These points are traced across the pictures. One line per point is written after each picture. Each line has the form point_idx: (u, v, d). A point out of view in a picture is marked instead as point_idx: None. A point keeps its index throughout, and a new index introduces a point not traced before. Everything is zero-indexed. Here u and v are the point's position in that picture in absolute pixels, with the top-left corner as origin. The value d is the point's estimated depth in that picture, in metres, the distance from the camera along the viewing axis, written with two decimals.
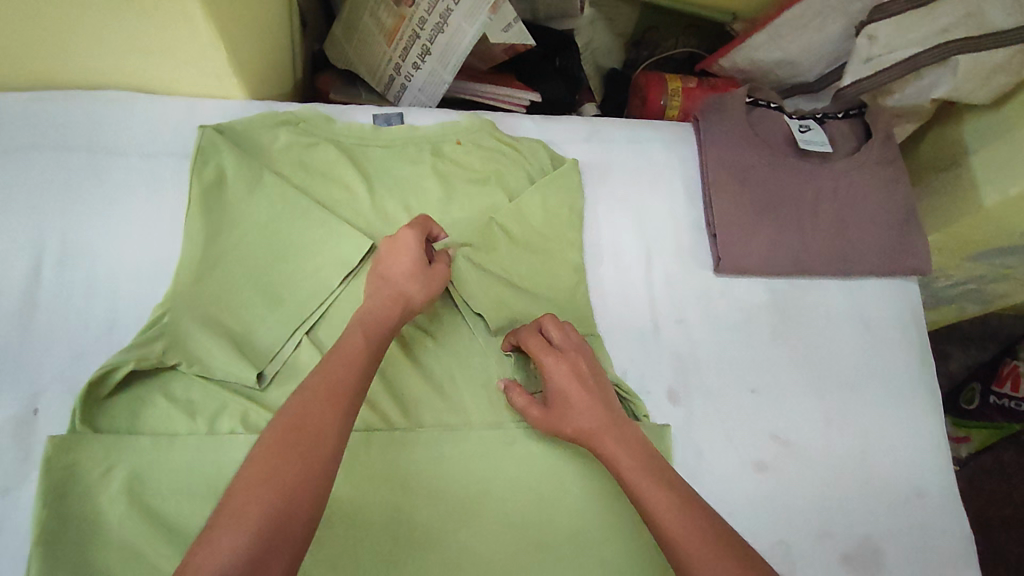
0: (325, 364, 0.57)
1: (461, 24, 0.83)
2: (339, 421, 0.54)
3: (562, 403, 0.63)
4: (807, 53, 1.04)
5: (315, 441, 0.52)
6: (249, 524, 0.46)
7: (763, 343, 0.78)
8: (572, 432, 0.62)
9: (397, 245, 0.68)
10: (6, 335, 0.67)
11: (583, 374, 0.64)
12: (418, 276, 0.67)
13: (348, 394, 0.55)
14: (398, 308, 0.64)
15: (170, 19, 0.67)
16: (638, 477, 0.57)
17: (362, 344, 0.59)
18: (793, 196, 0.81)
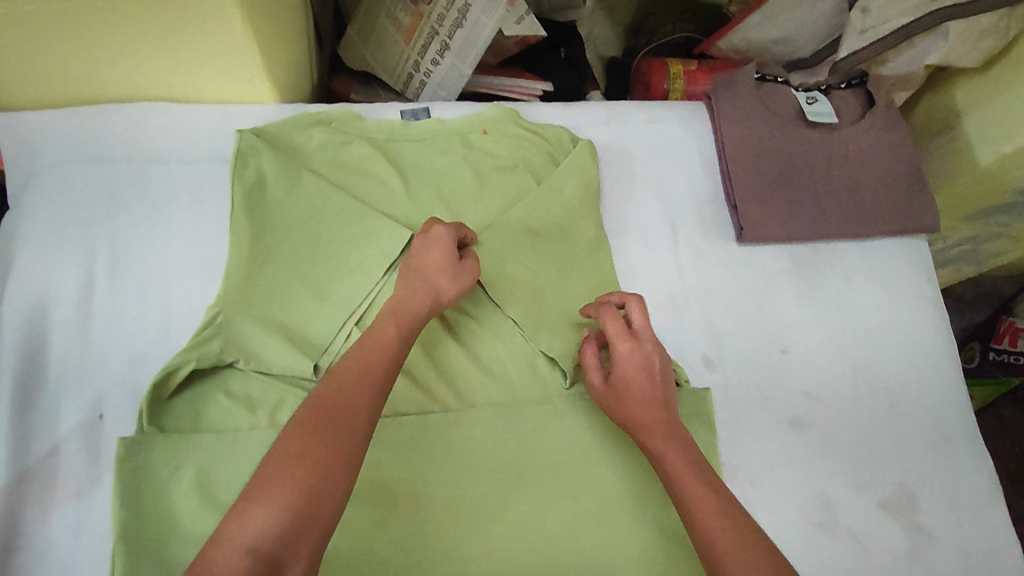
0: (360, 350, 0.60)
1: (479, 19, 0.86)
2: (373, 405, 0.57)
3: (628, 387, 0.65)
4: (802, 30, 1.09)
5: (347, 422, 0.54)
6: (283, 496, 0.49)
7: (788, 306, 0.82)
8: (626, 418, 0.64)
9: (433, 239, 0.70)
10: (68, 343, 0.70)
11: (651, 366, 0.66)
12: (448, 271, 0.69)
13: (382, 379, 0.58)
14: (428, 300, 0.67)
15: (208, 27, 0.70)
16: (687, 480, 0.59)
17: (395, 332, 0.62)
18: (806, 164, 0.85)
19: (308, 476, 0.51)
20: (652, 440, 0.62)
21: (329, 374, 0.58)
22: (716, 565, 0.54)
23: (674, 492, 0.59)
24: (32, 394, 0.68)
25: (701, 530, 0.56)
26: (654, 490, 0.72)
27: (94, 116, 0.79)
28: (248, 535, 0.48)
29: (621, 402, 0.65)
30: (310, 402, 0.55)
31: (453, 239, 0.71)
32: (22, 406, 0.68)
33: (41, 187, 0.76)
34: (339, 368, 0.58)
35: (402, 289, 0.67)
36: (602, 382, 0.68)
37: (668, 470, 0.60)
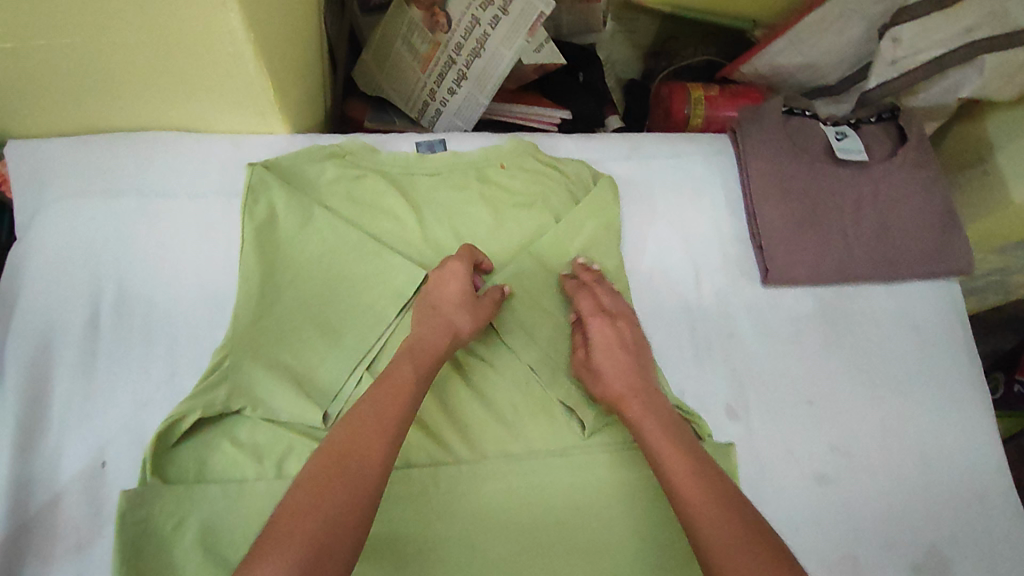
0: (376, 391, 0.58)
1: (498, 49, 0.85)
2: (389, 449, 0.55)
3: (604, 360, 0.70)
4: (828, 57, 1.05)
5: (364, 465, 0.53)
6: (296, 550, 0.47)
7: (815, 353, 0.79)
8: (604, 394, 0.69)
9: (448, 275, 0.71)
10: (72, 386, 0.69)
11: (624, 338, 0.71)
12: (465, 305, 0.69)
13: (399, 421, 0.57)
14: (450, 336, 0.67)
15: (220, 60, 0.68)
16: (659, 440, 0.62)
17: (414, 372, 0.61)
18: (836, 203, 0.82)
19: (322, 520, 0.49)
20: (629, 408, 0.66)
21: (346, 416, 0.56)
22: (687, 514, 0.56)
23: (652, 455, 0.62)
24: (34, 440, 0.66)
25: (672, 484, 0.59)
26: (674, 549, 0.69)
27: (101, 147, 0.77)
28: None
29: (601, 378, 0.70)
30: (324, 446, 0.54)
31: (469, 272, 0.71)
32: (23, 451, 0.66)
33: (46, 221, 0.74)
34: (355, 409, 0.57)
35: (420, 325, 0.67)
36: (584, 359, 0.73)
37: (643, 435, 0.64)
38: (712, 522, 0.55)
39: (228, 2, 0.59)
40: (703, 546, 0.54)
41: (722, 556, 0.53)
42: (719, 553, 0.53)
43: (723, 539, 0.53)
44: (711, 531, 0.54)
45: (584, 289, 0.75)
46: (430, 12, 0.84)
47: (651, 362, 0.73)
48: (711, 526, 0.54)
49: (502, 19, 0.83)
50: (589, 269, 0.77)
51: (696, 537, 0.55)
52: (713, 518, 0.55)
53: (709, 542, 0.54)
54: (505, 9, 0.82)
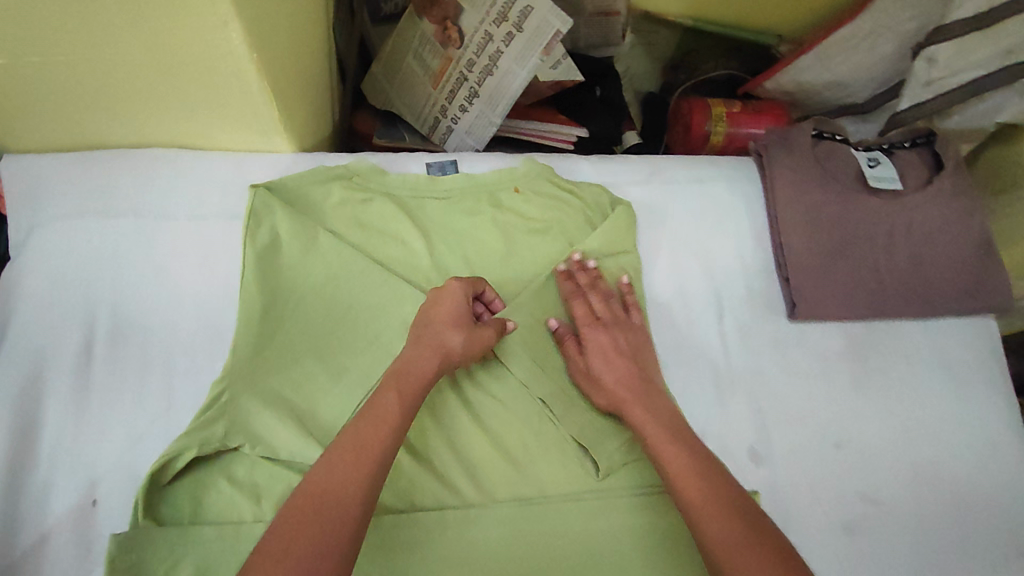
0: (356, 428, 0.55)
1: (511, 67, 0.81)
2: (364, 494, 0.52)
3: (601, 370, 0.69)
4: (857, 76, 1.01)
5: (335, 514, 0.50)
6: None
7: (844, 393, 0.75)
8: (604, 401, 0.69)
9: (447, 296, 0.66)
10: (63, 418, 0.66)
11: (617, 344, 0.70)
12: (459, 329, 0.65)
13: (377, 461, 0.54)
14: (439, 363, 0.62)
15: (223, 80, 0.65)
16: (662, 441, 0.62)
17: (397, 407, 0.57)
18: (866, 234, 0.77)
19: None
20: (630, 413, 0.66)
21: (322, 458, 0.53)
22: (692, 514, 0.56)
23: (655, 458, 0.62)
24: (23, 475, 0.64)
25: (676, 484, 0.59)
26: None
27: (98, 165, 0.74)
28: None
29: (600, 386, 0.69)
30: (296, 493, 0.51)
31: (467, 293, 0.67)
32: (11, 487, 0.63)
33: (40, 242, 0.71)
34: (331, 449, 0.54)
35: (407, 349, 0.63)
36: (580, 367, 0.71)
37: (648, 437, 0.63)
38: (717, 525, 0.54)
39: (230, 21, 0.56)
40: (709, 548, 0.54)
41: (728, 558, 0.52)
42: (725, 554, 0.53)
43: (729, 541, 0.53)
44: (716, 534, 0.54)
45: (575, 294, 0.72)
46: (442, 26, 0.83)
47: (653, 361, 0.71)
48: (715, 527, 0.54)
49: (516, 35, 0.80)
50: (586, 268, 0.73)
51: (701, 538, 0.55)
52: (716, 521, 0.54)
53: (716, 545, 0.53)
54: (519, 26, 0.79)
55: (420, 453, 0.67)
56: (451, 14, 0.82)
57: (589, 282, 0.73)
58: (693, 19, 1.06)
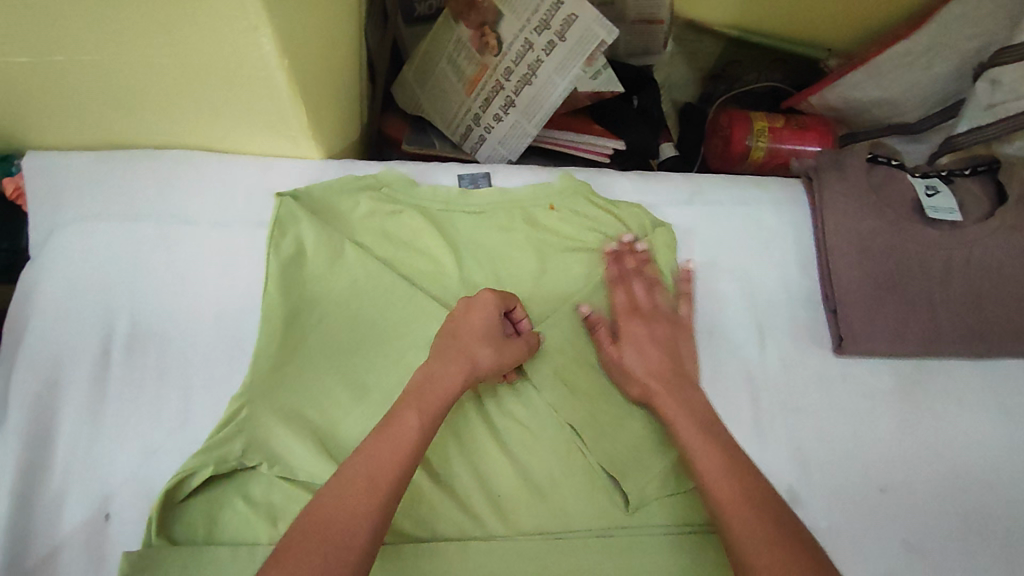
0: (372, 448, 0.52)
1: (551, 77, 0.78)
2: (377, 523, 0.49)
3: (637, 358, 0.67)
4: (910, 93, 0.95)
5: (346, 547, 0.47)
6: None
7: (889, 434, 0.71)
8: (634, 390, 0.66)
9: (475, 306, 0.63)
10: (77, 428, 0.64)
11: (655, 334, 0.68)
12: (488, 342, 0.62)
13: (392, 487, 0.50)
14: (465, 378, 0.60)
15: (251, 86, 0.62)
16: (692, 437, 0.60)
17: (417, 426, 0.54)
18: (922, 267, 0.73)
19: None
20: (662, 403, 0.64)
21: (331, 483, 0.50)
22: (716, 506, 0.55)
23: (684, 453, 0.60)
24: (35, 486, 0.62)
25: (703, 475, 0.57)
26: None
27: (122, 166, 0.72)
28: None
29: (631, 375, 0.67)
30: (303, 520, 0.48)
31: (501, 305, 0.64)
32: (22, 498, 0.61)
33: (62, 243, 0.70)
34: (342, 474, 0.51)
35: (432, 361, 0.60)
36: (613, 354, 0.68)
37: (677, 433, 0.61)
38: (744, 519, 0.52)
39: (261, 26, 0.54)
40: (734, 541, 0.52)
41: (747, 547, 0.51)
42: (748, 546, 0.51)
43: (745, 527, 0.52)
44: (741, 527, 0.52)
45: (619, 280, 0.71)
46: (480, 32, 0.80)
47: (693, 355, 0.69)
48: (734, 512, 0.53)
49: (558, 45, 0.76)
50: (634, 250, 0.72)
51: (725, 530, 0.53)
52: (741, 515, 0.53)
53: (736, 533, 0.52)
54: (561, 35, 0.76)
55: (443, 479, 0.64)
56: (490, 19, 0.79)
57: (635, 266, 0.71)
58: (741, 29, 1.03)
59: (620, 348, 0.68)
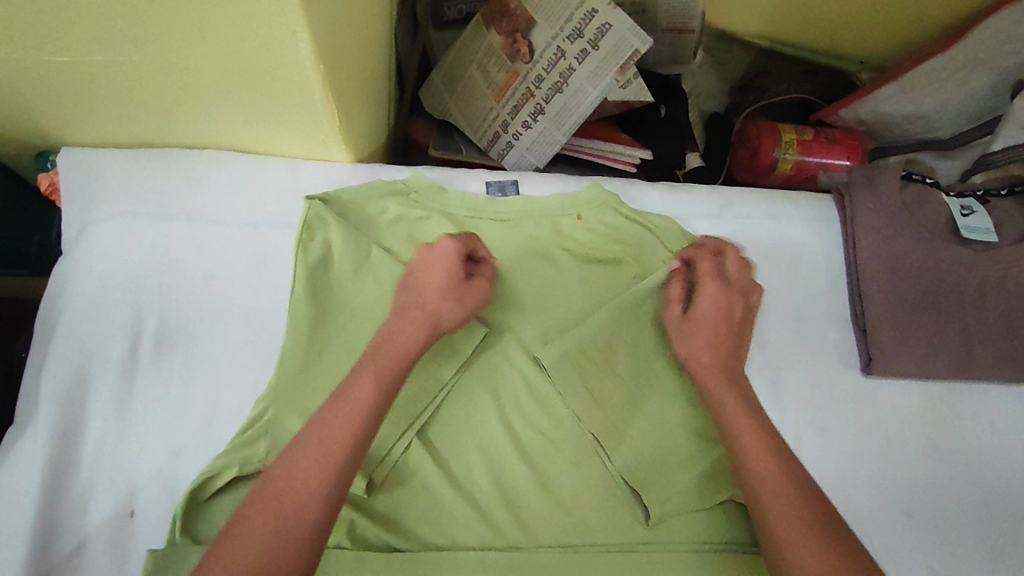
0: (327, 412, 0.52)
1: (582, 85, 0.78)
2: (330, 491, 0.49)
3: (704, 329, 0.66)
4: (944, 110, 0.94)
5: (295, 516, 0.47)
6: (247, 561, 0.45)
7: (916, 458, 0.70)
8: (690, 354, 0.65)
9: (434, 256, 0.63)
10: (104, 425, 0.65)
11: (732, 309, 0.66)
12: (449, 293, 0.62)
13: (346, 455, 0.50)
14: (427, 333, 0.59)
15: (286, 89, 0.62)
16: (739, 420, 0.60)
17: (375, 392, 0.53)
18: (955, 289, 0.72)
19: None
20: (710, 382, 0.63)
21: (286, 452, 0.50)
22: (756, 488, 0.55)
23: (727, 437, 0.59)
24: (64, 479, 0.63)
25: (746, 462, 0.57)
26: None
27: (155, 165, 0.72)
28: None
29: (690, 345, 0.65)
30: (258, 489, 0.48)
31: (457, 252, 0.63)
32: (51, 490, 0.62)
33: (93, 240, 0.71)
34: (298, 443, 0.50)
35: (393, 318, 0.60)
36: (681, 317, 0.67)
37: (723, 414, 0.61)
38: (784, 503, 0.53)
39: (298, 31, 0.54)
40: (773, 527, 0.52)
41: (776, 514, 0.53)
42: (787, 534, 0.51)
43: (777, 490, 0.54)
44: (781, 514, 0.52)
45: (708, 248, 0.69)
46: (512, 39, 0.79)
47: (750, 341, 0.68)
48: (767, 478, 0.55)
49: (591, 53, 0.76)
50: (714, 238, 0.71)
51: (762, 515, 0.53)
52: (781, 504, 0.53)
53: (766, 499, 0.54)
54: (595, 43, 0.75)
55: (464, 488, 0.64)
56: (522, 27, 0.79)
57: (719, 245, 0.70)
58: (772, 40, 1.03)
59: (693, 314, 0.66)
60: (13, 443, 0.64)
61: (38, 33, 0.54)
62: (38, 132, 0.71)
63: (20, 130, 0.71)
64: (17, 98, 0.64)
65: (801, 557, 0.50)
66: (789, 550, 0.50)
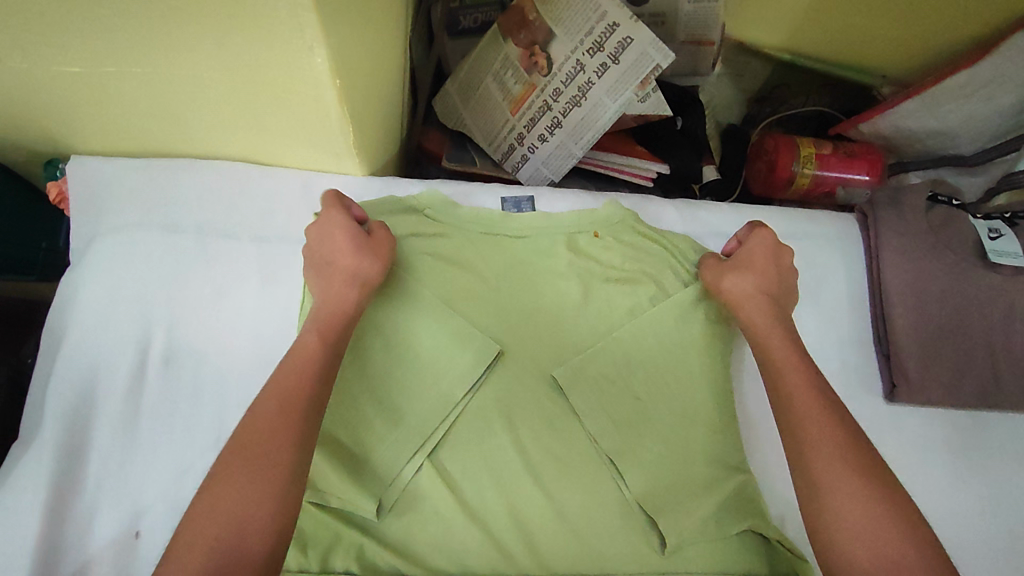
0: (283, 369, 0.54)
1: (601, 99, 0.77)
2: (297, 438, 0.51)
3: (751, 261, 0.68)
4: (968, 127, 0.91)
5: (269, 463, 0.49)
6: (228, 505, 0.47)
7: (941, 487, 0.68)
8: (730, 284, 0.66)
9: (328, 226, 0.63)
10: (109, 444, 0.63)
11: (779, 251, 0.69)
12: (362, 249, 0.62)
13: (307, 401, 0.53)
14: (356, 290, 0.61)
15: (302, 102, 0.61)
16: (785, 360, 0.61)
17: (319, 344, 0.56)
18: (983, 315, 0.70)
19: (224, 531, 0.46)
20: (751, 314, 0.65)
21: (249, 410, 0.52)
22: (792, 417, 0.57)
23: (772, 374, 0.61)
24: (68, 497, 0.62)
25: (783, 389, 0.59)
26: None
27: (164, 176, 0.71)
28: (192, 553, 0.45)
29: (742, 272, 0.66)
30: (227, 447, 0.50)
31: (343, 216, 0.63)
32: (55, 509, 0.61)
33: (101, 252, 0.69)
34: (258, 400, 0.52)
35: (319, 285, 0.61)
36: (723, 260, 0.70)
37: (770, 350, 0.62)
38: (821, 430, 0.55)
39: (316, 46, 0.52)
40: (809, 461, 0.54)
41: (813, 438, 0.55)
42: (824, 470, 0.53)
43: (815, 416, 0.56)
44: (819, 449, 0.55)
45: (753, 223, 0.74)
46: (529, 52, 0.78)
47: (795, 300, 0.68)
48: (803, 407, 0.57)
49: (610, 67, 0.75)
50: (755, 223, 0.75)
51: (800, 446, 0.56)
52: (821, 438, 0.55)
53: (802, 423, 0.56)
54: (615, 58, 0.74)
55: (476, 514, 0.62)
56: (540, 39, 0.77)
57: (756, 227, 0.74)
58: (791, 53, 1.01)
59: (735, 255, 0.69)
60: (16, 459, 0.63)
61: (52, 43, 0.53)
62: (47, 140, 0.70)
63: (29, 138, 0.70)
64: (27, 106, 0.63)
65: (833, 478, 0.53)
66: (825, 486, 0.53)
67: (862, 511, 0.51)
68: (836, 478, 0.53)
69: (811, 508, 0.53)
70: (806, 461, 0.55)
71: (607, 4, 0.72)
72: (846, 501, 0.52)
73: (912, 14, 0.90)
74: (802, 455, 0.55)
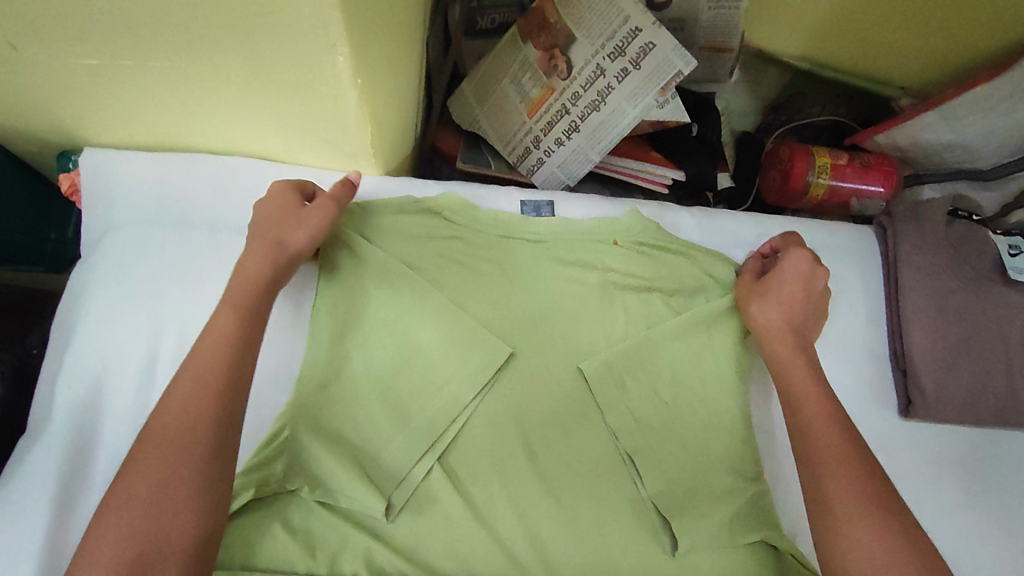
0: (195, 350, 0.55)
1: (620, 104, 0.76)
2: (213, 418, 0.51)
3: (781, 291, 0.66)
4: (988, 139, 0.89)
5: (183, 443, 0.49)
6: (143, 488, 0.47)
7: (957, 507, 0.67)
8: (760, 314, 0.65)
9: (267, 201, 0.65)
10: (119, 438, 0.63)
11: (812, 278, 0.67)
12: (290, 220, 0.63)
13: (221, 379, 0.53)
14: (270, 257, 0.61)
15: (320, 101, 0.60)
16: (804, 392, 0.61)
17: (230, 321, 0.56)
18: (1001, 333, 0.69)
19: (140, 516, 0.46)
20: (777, 345, 0.64)
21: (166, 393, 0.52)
22: (806, 448, 0.58)
23: (792, 408, 0.61)
24: (74, 493, 0.61)
25: (800, 418, 0.59)
26: None
27: (177, 168, 0.70)
28: (106, 538, 0.45)
29: (767, 301, 0.66)
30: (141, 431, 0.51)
31: (285, 190, 0.65)
32: (62, 504, 0.60)
33: (111, 244, 0.69)
34: (172, 385, 0.53)
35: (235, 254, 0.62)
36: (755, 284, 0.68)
37: (790, 380, 0.62)
38: (838, 464, 0.55)
39: (339, 44, 0.51)
40: (824, 490, 0.54)
41: (828, 468, 0.55)
42: (842, 499, 0.53)
43: (829, 444, 0.57)
44: (836, 480, 0.54)
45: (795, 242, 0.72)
46: (549, 55, 0.77)
47: (821, 322, 0.69)
48: (820, 435, 0.57)
49: (631, 72, 0.74)
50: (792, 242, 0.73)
51: (816, 478, 0.55)
52: (840, 471, 0.55)
53: (818, 452, 0.57)
54: (636, 63, 0.73)
55: (487, 520, 0.62)
56: (561, 42, 0.76)
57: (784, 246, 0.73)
58: (809, 62, 1.01)
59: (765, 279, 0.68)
60: (24, 453, 0.62)
61: (71, 35, 0.52)
62: (61, 130, 0.69)
63: (42, 129, 0.69)
64: (43, 96, 0.62)
65: (845, 508, 0.53)
66: (844, 515, 0.53)
67: (873, 538, 0.51)
68: (850, 510, 0.53)
69: (826, 542, 0.53)
70: (823, 492, 0.54)
71: (629, 8, 0.71)
72: (858, 534, 0.51)
73: (934, 25, 0.89)
74: (818, 484, 0.55)
